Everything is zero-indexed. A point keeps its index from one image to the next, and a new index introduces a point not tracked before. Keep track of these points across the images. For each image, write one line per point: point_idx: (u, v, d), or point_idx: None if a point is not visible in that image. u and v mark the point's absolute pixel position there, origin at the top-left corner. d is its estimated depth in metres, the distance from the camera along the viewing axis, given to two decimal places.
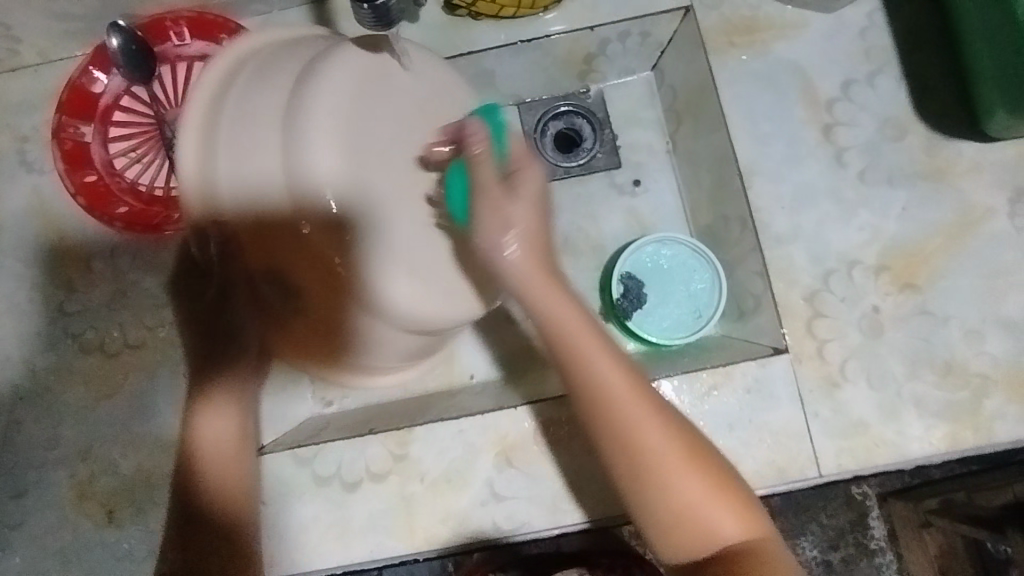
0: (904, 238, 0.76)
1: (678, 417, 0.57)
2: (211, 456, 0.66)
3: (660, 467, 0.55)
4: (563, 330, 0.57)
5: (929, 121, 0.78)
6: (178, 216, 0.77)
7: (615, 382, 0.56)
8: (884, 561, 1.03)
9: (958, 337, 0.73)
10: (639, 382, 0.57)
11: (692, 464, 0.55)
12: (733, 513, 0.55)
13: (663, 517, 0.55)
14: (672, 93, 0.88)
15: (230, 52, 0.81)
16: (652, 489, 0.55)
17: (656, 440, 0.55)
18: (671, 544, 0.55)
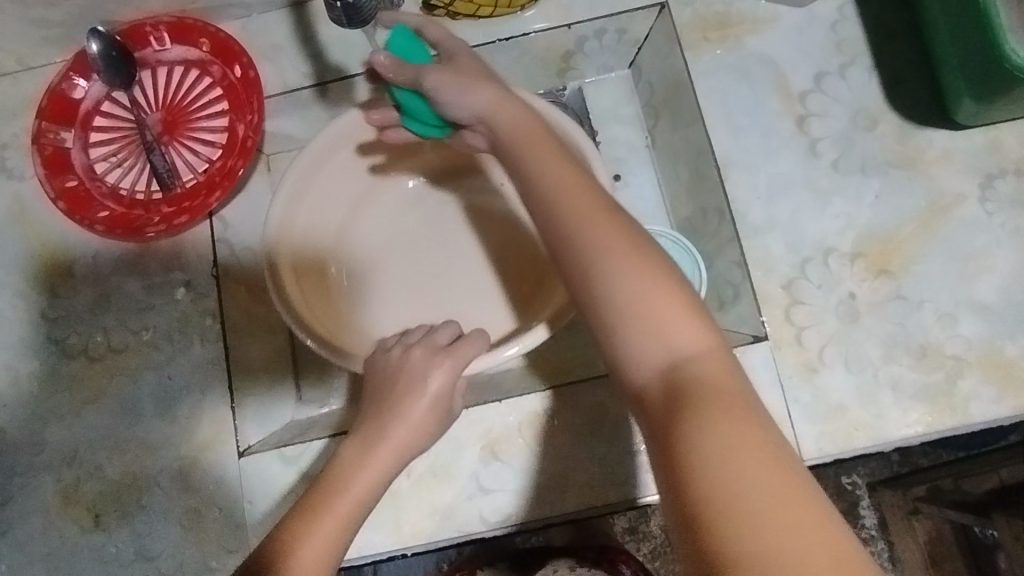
0: (878, 225, 0.77)
1: (655, 247, 0.50)
2: (314, 549, 0.50)
3: (626, 300, 0.47)
4: (519, 138, 0.57)
5: (899, 111, 0.80)
6: (159, 218, 0.77)
7: (607, 243, 0.49)
8: (876, 550, 1.02)
9: (932, 321, 0.75)
10: (595, 192, 0.52)
11: (660, 277, 0.47)
12: (697, 345, 0.46)
13: (649, 384, 0.45)
14: (650, 88, 0.90)
15: (210, 56, 0.82)
16: (605, 286, 0.48)
17: (623, 265, 0.48)
18: (637, 357, 0.47)
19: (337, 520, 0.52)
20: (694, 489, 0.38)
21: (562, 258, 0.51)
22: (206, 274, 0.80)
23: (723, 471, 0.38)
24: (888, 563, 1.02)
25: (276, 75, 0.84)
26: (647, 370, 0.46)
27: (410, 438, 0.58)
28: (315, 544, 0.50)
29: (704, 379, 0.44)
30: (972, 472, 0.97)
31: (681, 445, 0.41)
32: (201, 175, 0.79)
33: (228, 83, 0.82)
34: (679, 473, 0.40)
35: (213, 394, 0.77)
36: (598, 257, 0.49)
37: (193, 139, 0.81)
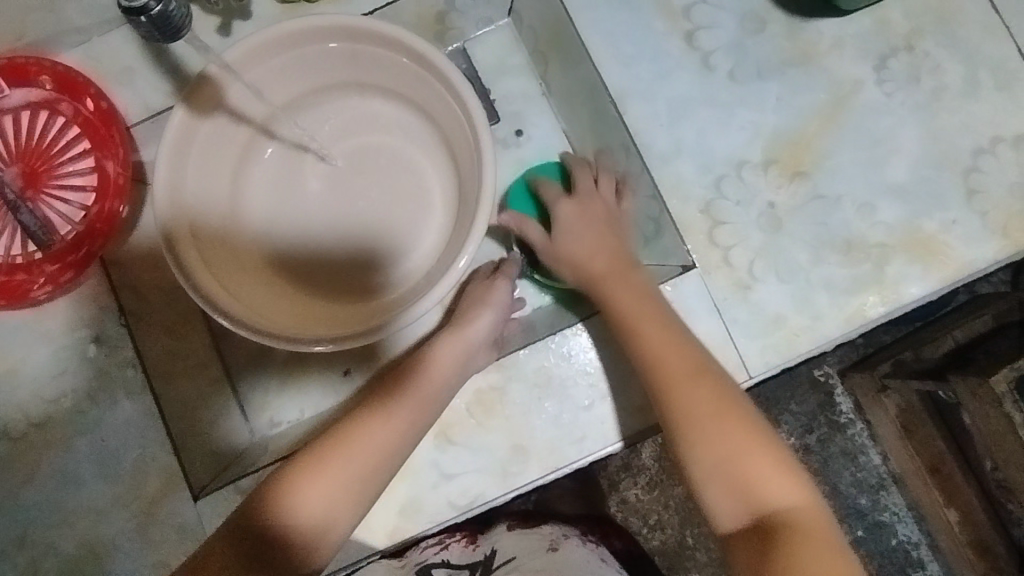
0: (784, 128, 0.76)
1: (744, 408, 0.60)
2: (318, 500, 0.57)
3: (690, 425, 0.59)
4: (607, 288, 0.69)
5: (784, 7, 0.78)
6: (44, 278, 0.72)
7: (658, 346, 0.64)
8: (855, 431, 1.09)
9: (853, 214, 0.74)
10: (697, 366, 0.62)
11: (746, 435, 0.58)
12: (772, 459, 0.57)
13: (734, 506, 0.56)
14: (533, 33, 0.86)
15: (55, 93, 0.75)
16: (693, 450, 0.58)
17: (678, 373, 0.61)
18: (723, 514, 0.56)
19: (348, 470, 0.58)
20: None
21: (645, 374, 0.63)
22: (115, 324, 0.76)
23: None
24: (869, 440, 1.09)
25: (136, 99, 0.78)
26: (737, 519, 0.55)
27: (414, 418, 0.63)
28: (318, 493, 0.57)
29: (794, 519, 0.54)
30: (926, 340, 0.97)
31: None
32: (79, 224, 0.74)
33: (84, 119, 0.75)
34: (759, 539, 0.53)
35: (153, 444, 0.74)
36: (689, 415, 0.59)
37: (61, 188, 0.75)
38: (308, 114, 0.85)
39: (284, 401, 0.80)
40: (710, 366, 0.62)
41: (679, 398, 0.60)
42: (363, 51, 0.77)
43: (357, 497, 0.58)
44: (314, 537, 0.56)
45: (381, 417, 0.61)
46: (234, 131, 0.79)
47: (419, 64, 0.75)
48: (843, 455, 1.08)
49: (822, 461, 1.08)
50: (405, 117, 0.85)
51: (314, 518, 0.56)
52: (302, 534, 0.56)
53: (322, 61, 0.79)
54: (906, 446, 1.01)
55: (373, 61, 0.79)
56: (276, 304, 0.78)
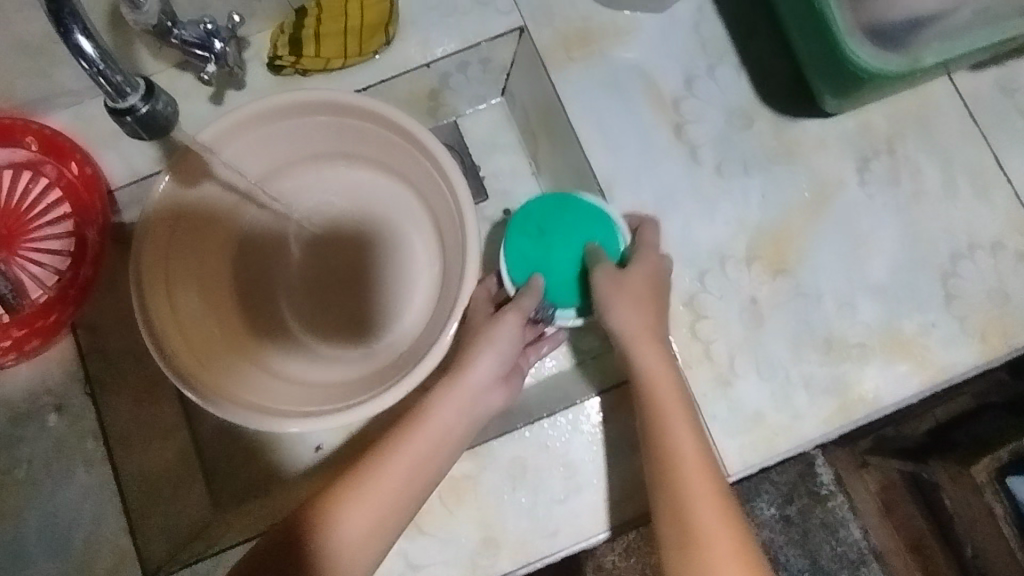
0: (768, 224, 0.77)
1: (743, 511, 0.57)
2: (355, 525, 0.57)
3: (704, 538, 0.55)
4: (653, 397, 0.62)
5: (771, 105, 0.79)
6: (9, 343, 0.71)
7: (688, 443, 0.59)
8: (836, 503, 1.07)
9: (833, 311, 0.75)
10: (718, 482, 0.58)
11: (751, 559, 0.54)
12: None
13: None
14: (525, 113, 0.87)
15: (39, 155, 0.74)
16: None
17: (699, 491, 0.57)
18: None
19: (376, 489, 0.58)
20: None
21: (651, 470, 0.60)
22: (81, 393, 0.73)
23: None
24: (850, 513, 1.06)
25: (122, 163, 0.77)
26: None
27: (429, 457, 0.61)
28: (352, 515, 0.57)
29: None
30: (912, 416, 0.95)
31: None
32: (50, 288, 0.73)
33: (66, 183, 0.74)
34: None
35: (109, 520, 0.71)
36: (699, 531, 0.55)
37: (37, 251, 0.74)
38: (293, 174, 0.83)
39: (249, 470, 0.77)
40: (718, 466, 0.59)
41: (689, 493, 0.57)
42: (352, 126, 0.77)
43: (384, 526, 0.58)
44: (345, 569, 0.56)
45: (405, 450, 0.60)
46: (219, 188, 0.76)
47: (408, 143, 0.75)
48: (823, 527, 1.06)
49: (803, 533, 1.06)
50: (390, 185, 0.85)
51: (346, 536, 0.56)
52: (325, 550, 0.55)
53: (302, 132, 0.78)
54: (885, 522, 1.00)
55: (360, 134, 0.79)
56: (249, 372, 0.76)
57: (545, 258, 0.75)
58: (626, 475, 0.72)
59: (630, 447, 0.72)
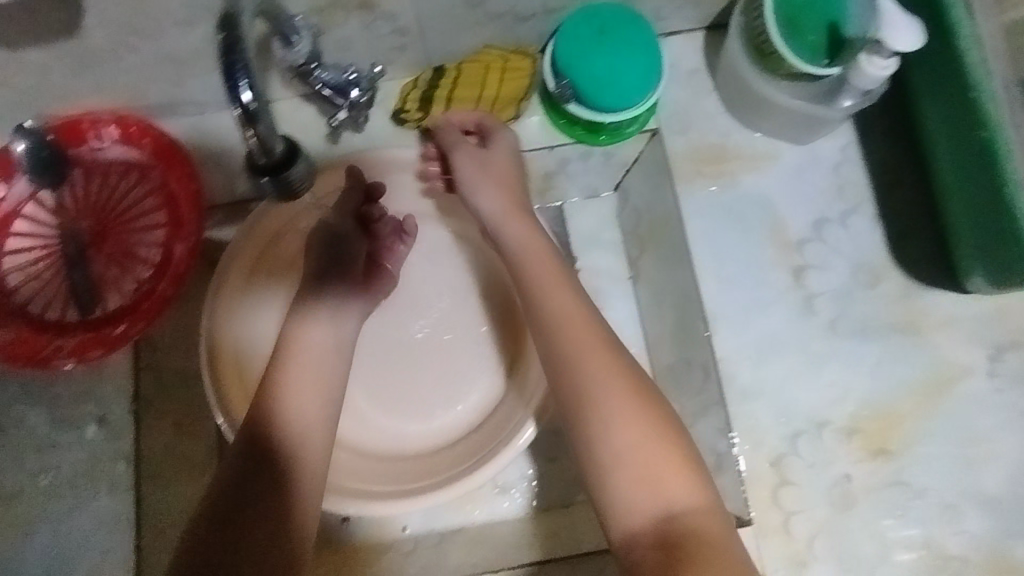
0: (877, 397, 0.70)
1: (673, 422, 0.52)
2: (310, 403, 0.56)
3: (654, 470, 0.50)
4: (562, 340, 0.56)
5: (903, 268, 0.74)
6: (71, 346, 0.68)
7: (603, 377, 0.54)
8: None
9: (935, 514, 0.67)
10: (612, 348, 0.56)
11: (664, 442, 0.51)
12: (663, 446, 0.51)
13: (627, 487, 0.50)
14: (636, 215, 0.83)
15: (152, 161, 0.74)
16: (596, 432, 0.52)
17: (631, 439, 0.51)
18: (620, 507, 0.50)
19: (314, 386, 0.56)
20: None
21: (557, 392, 0.55)
22: (125, 409, 0.70)
23: None
24: None
25: (229, 183, 0.77)
26: (635, 517, 0.49)
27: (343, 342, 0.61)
28: (303, 399, 0.56)
29: (693, 532, 0.48)
30: None
31: None
32: (127, 297, 0.71)
33: (169, 193, 0.74)
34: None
35: (117, 553, 0.67)
36: (616, 427, 0.51)
37: (123, 254, 0.73)
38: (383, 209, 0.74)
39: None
40: (643, 386, 0.54)
41: (594, 413, 0.52)
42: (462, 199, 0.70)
43: (325, 387, 0.57)
44: (308, 450, 0.54)
45: (303, 360, 0.57)
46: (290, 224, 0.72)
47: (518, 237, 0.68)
48: None
49: None
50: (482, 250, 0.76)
51: (298, 420, 0.55)
52: (288, 430, 0.54)
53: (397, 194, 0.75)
54: None
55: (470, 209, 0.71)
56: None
57: (590, 76, 0.72)
58: None
59: None
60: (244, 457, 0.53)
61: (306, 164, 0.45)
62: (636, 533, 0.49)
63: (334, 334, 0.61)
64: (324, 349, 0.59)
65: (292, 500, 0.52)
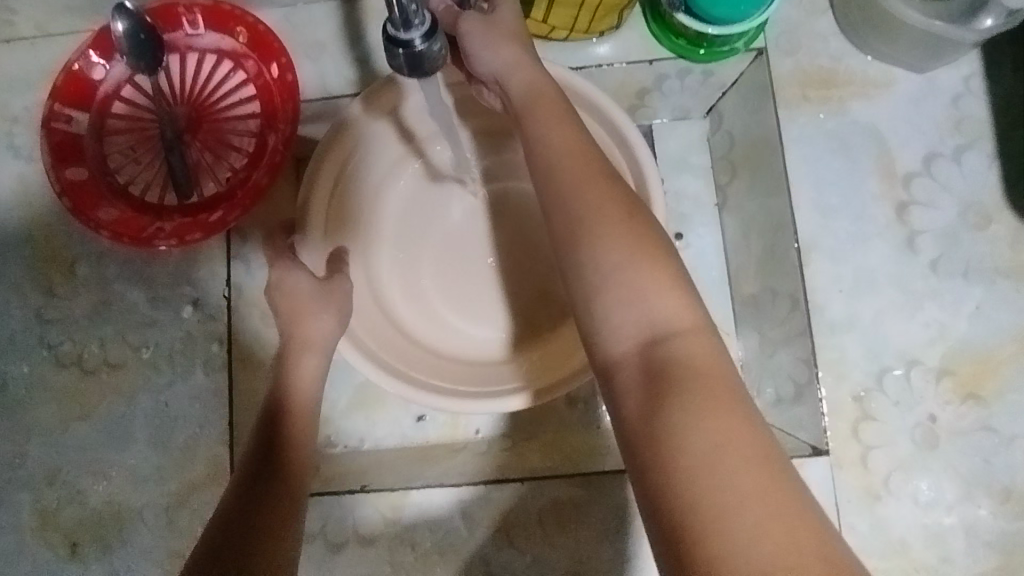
0: (973, 341, 0.68)
1: (651, 227, 0.47)
2: (312, 384, 0.61)
3: (605, 285, 0.45)
4: (550, 162, 0.50)
5: (1017, 211, 0.70)
6: (171, 228, 0.70)
7: (559, 147, 0.50)
8: None
9: (1021, 462, 0.65)
10: (597, 161, 0.50)
11: (655, 267, 0.45)
12: (661, 278, 0.45)
13: (624, 310, 0.44)
14: (729, 141, 0.78)
15: (246, 49, 0.73)
16: (586, 249, 0.46)
17: (621, 255, 0.45)
18: (614, 329, 0.45)
19: (315, 378, 0.61)
20: (682, 497, 0.36)
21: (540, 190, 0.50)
22: (219, 293, 0.72)
23: (704, 487, 0.36)
24: None
25: (320, 79, 0.76)
26: (624, 342, 0.44)
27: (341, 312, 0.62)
28: (304, 386, 0.60)
29: (683, 360, 0.42)
30: None
31: (662, 448, 0.38)
32: (223, 185, 0.73)
33: (263, 83, 0.73)
34: (661, 500, 0.37)
35: (211, 427, 0.70)
36: (615, 250, 0.45)
37: (219, 143, 0.74)
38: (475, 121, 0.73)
39: (348, 421, 0.73)
40: (636, 203, 0.48)
41: (589, 234, 0.46)
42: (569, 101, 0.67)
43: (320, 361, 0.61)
44: (305, 438, 0.58)
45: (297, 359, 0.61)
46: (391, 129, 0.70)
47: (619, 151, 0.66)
48: None
49: None
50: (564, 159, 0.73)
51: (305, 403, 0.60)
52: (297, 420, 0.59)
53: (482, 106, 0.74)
54: None
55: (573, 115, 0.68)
56: (389, 335, 0.67)
57: None
58: None
59: None
60: (256, 474, 0.55)
61: (440, 43, 0.45)
62: (663, 359, 0.42)
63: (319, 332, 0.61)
64: (318, 340, 0.60)
65: (298, 480, 0.55)
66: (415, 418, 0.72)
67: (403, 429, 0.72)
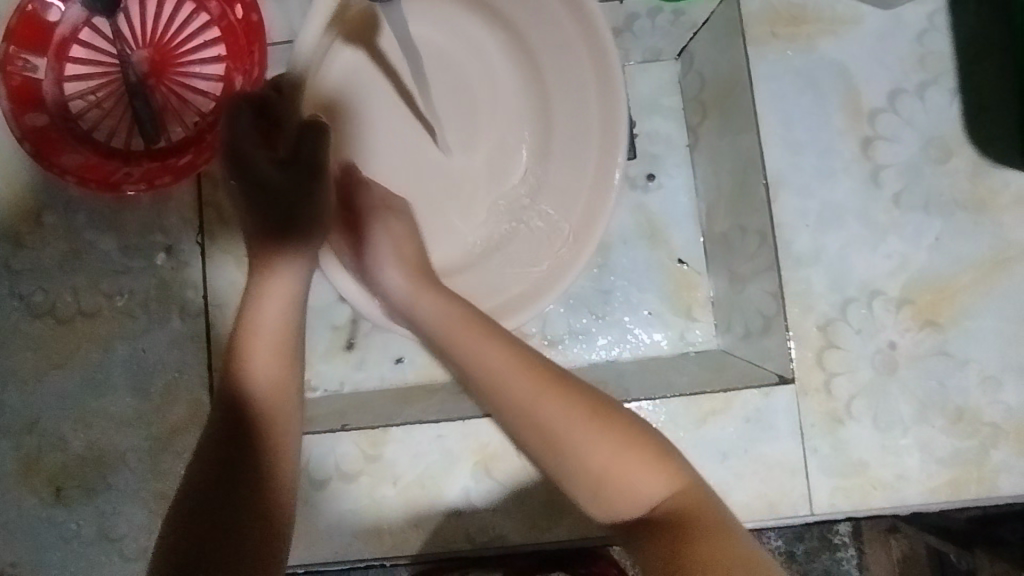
0: (932, 271, 0.70)
1: (622, 417, 0.53)
2: (266, 364, 0.55)
3: (607, 469, 0.51)
4: (501, 389, 0.54)
5: (977, 145, 0.72)
6: (141, 173, 0.70)
7: (515, 380, 0.54)
8: (845, 556, 0.95)
9: (974, 384, 0.69)
10: (539, 368, 0.54)
11: (625, 438, 0.51)
12: (655, 469, 0.50)
13: (596, 487, 0.51)
14: (699, 81, 0.79)
15: None
16: (582, 456, 0.51)
17: (580, 431, 0.51)
18: (614, 515, 0.51)
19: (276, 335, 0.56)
20: None
21: (501, 412, 0.54)
22: (192, 240, 0.72)
23: None
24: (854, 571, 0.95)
25: (285, 20, 0.74)
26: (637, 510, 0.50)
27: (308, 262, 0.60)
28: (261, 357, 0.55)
29: (687, 511, 0.49)
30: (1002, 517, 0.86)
31: None
32: (192, 129, 0.72)
33: (227, 24, 0.72)
34: None
35: (190, 372, 0.71)
36: (569, 455, 0.51)
37: (185, 86, 0.72)
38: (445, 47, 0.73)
39: (328, 366, 0.76)
40: (569, 384, 0.54)
41: (570, 447, 0.51)
42: (556, 14, 0.67)
43: (290, 337, 0.56)
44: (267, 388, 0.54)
45: (271, 299, 0.57)
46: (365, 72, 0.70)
47: (597, 78, 0.67)
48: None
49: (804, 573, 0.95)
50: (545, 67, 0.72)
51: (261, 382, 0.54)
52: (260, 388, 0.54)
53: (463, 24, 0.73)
54: None
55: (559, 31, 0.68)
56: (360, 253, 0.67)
57: None
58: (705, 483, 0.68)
59: (720, 457, 0.68)
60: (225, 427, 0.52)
61: None
62: (628, 520, 0.50)
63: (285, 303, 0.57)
64: (297, 291, 0.58)
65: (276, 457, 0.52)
66: (394, 361, 0.76)
67: (383, 371, 0.76)
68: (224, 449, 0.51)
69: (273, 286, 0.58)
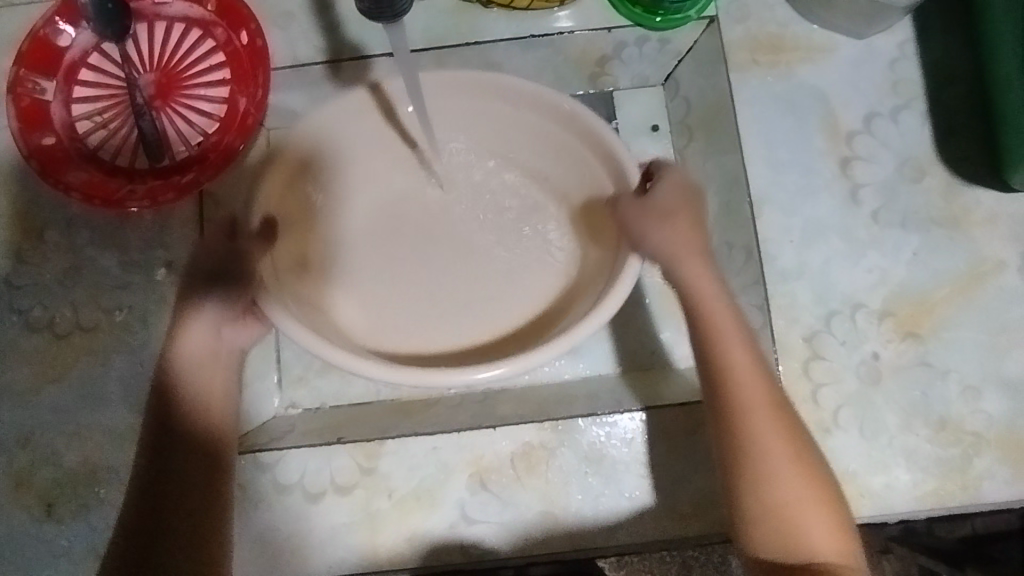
0: (911, 285, 0.73)
1: (814, 456, 0.62)
2: (217, 394, 0.63)
3: (767, 476, 0.60)
4: (730, 385, 0.62)
5: (949, 165, 0.75)
6: (144, 189, 0.72)
7: (739, 359, 0.62)
8: None
9: (955, 393, 0.71)
10: (765, 385, 0.62)
11: (821, 493, 0.60)
12: (820, 492, 0.60)
13: (756, 515, 0.60)
14: (686, 105, 0.82)
15: (215, 17, 0.75)
16: (765, 486, 0.60)
17: (782, 497, 0.60)
18: (756, 541, 0.60)
19: (213, 377, 0.64)
20: None
21: (714, 406, 0.63)
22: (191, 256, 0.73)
23: None
24: None
25: (287, 45, 0.76)
26: (771, 543, 0.59)
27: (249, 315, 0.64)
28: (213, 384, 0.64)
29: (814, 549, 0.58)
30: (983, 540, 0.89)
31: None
32: (194, 149, 0.74)
33: (232, 50, 0.75)
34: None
35: None
36: (774, 505, 0.60)
37: (189, 108, 0.75)
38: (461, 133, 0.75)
39: (324, 381, 0.77)
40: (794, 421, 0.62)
41: (767, 476, 0.60)
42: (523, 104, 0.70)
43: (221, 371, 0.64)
44: (202, 413, 0.62)
45: (190, 334, 0.63)
46: (366, 121, 0.71)
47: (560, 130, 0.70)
48: None
49: None
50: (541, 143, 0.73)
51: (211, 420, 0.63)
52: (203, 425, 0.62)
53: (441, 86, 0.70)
54: None
55: (520, 120, 0.72)
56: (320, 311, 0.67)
57: None
58: (697, 491, 0.69)
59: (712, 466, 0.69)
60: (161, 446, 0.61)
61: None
62: (773, 557, 0.59)
63: (211, 339, 0.63)
64: (208, 333, 0.63)
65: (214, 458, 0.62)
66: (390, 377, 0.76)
67: (378, 387, 0.77)
68: (167, 462, 0.61)
69: (192, 324, 0.63)
